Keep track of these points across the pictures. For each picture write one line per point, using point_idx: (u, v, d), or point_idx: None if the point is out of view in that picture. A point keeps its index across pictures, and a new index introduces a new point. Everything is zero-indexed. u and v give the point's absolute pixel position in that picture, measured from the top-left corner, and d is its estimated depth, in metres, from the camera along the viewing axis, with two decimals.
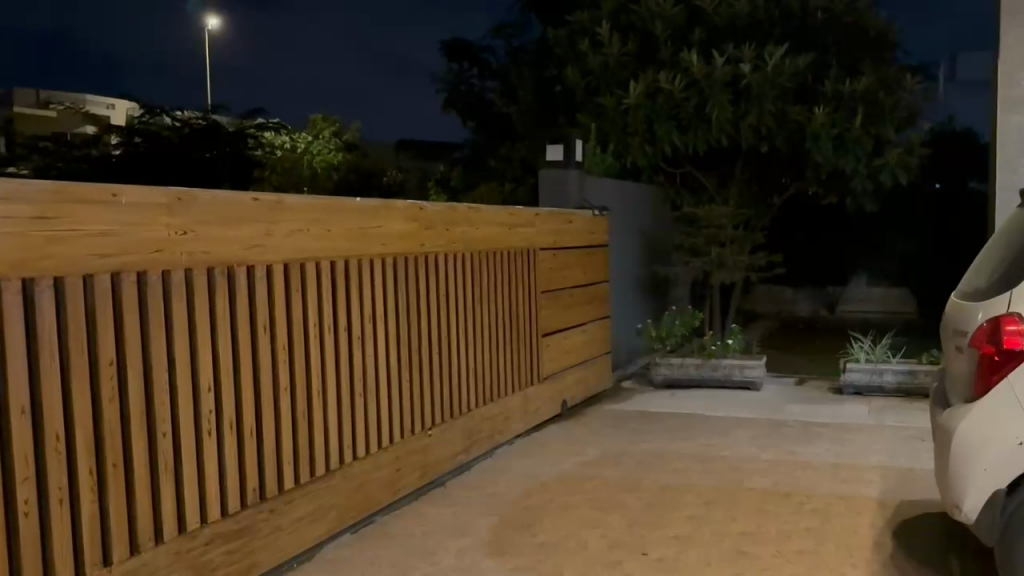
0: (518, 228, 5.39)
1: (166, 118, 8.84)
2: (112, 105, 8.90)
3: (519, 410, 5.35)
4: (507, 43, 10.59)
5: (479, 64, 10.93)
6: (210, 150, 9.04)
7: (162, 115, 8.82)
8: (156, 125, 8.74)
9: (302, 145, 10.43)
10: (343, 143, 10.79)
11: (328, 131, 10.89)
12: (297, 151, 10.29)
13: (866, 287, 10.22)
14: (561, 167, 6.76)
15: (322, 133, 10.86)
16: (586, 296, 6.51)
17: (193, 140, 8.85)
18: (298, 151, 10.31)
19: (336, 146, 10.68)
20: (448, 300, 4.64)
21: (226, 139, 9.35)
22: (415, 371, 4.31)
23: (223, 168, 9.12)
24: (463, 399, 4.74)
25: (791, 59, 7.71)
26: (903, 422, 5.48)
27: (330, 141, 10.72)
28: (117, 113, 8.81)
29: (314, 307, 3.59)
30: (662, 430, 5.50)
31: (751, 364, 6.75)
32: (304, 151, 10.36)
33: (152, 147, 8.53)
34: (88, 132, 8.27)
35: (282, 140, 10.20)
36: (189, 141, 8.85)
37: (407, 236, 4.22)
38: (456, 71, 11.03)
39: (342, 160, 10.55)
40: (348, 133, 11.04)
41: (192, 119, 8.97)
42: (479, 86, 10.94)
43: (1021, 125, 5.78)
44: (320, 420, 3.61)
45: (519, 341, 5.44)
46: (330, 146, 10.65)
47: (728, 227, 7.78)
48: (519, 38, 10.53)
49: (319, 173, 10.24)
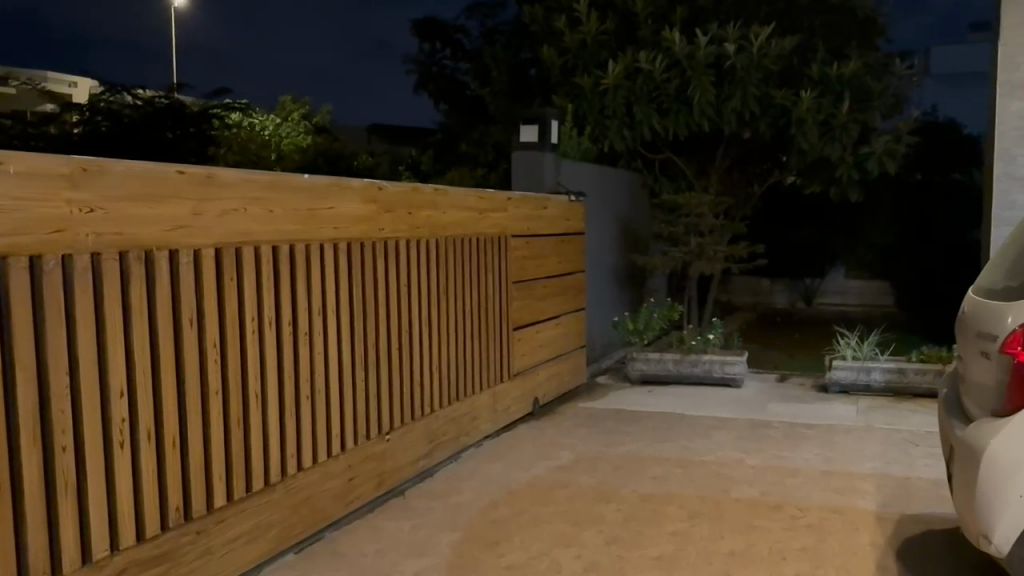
0: (489, 213, 4.98)
1: (127, 96, 8.45)
2: (75, 82, 8.78)
3: (487, 409, 4.96)
4: (482, 23, 10.22)
5: (452, 44, 10.53)
6: (173, 129, 8.75)
7: (124, 92, 8.45)
8: (117, 103, 8.35)
9: (271, 126, 9.95)
10: (312, 127, 10.45)
11: (297, 113, 10.43)
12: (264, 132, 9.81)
13: (843, 280, 10.06)
14: (537, 149, 6.35)
15: (291, 115, 10.36)
16: (562, 287, 6.15)
17: (154, 117, 8.55)
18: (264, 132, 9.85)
19: (306, 129, 10.27)
20: (410, 290, 4.22)
21: (190, 118, 8.96)
22: (372, 368, 3.89)
23: (186, 149, 8.84)
24: (427, 398, 4.33)
25: (778, 40, 7.33)
26: (894, 425, 5.18)
27: (299, 124, 10.26)
28: (79, 93, 8.61)
29: (252, 297, 3.15)
30: (640, 431, 5.15)
31: (733, 360, 6.41)
32: (270, 133, 9.88)
33: (121, 128, 8.26)
34: (49, 109, 8.03)
35: (247, 120, 9.69)
36: (154, 115, 8.58)
37: (364, 218, 3.79)
38: (428, 51, 10.64)
39: (306, 141, 10.07)
40: (318, 116, 10.67)
41: (154, 97, 8.61)
42: (452, 68, 10.55)
43: (1019, 111, 5.39)
44: (257, 425, 3.19)
45: (489, 335, 5.03)
46: (299, 130, 10.19)
47: (709, 215, 7.42)
48: (493, 18, 10.17)
49: (285, 153, 9.78)
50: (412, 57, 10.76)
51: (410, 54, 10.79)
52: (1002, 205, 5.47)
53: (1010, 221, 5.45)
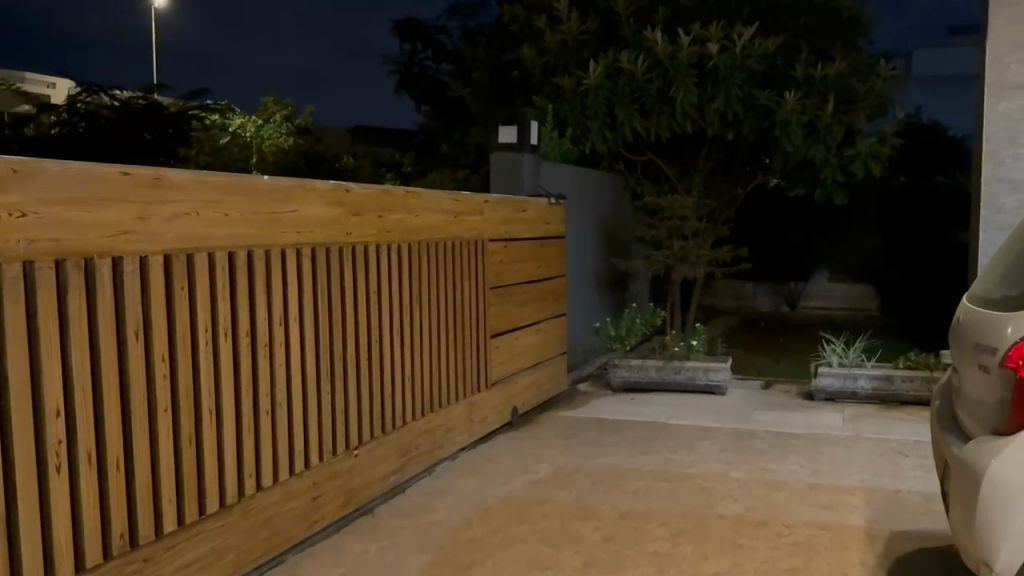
0: (464, 215, 4.79)
1: (105, 97, 8.17)
2: (54, 83, 8.53)
3: (463, 420, 4.77)
4: (462, 23, 10.05)
5: (433, 45, 10.37)
6: (152, 130, 8.42)
7: (101, 93, 8.18)
8: (94, 104, 8.07)
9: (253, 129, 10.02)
10: (295, 127, 10.37)
11: (280, 115, 10.45)
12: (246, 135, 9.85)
13: (828, 282, 9.89)
14: (516, 150, 6.18)
15: (274, 117, 10.41)
16: (542, 292, 5.98)
17: (132, 117, 8.24)
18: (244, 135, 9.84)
19: (289, 131, 10.25)
20: (381, 297, 4.02)
21: (170, 119, 8.62)
22: (340, 379, 3.70)
23: (165, 149, 8.54)
24: (399, 410, 4.14)
25: (761, 40, 7.18)
26: (881, 434, 5.04)
27: (282, 125, 10.29)
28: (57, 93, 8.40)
29: (206, 307, 2.95)
30: (622, 442, 4.98)
31: (716, 367, 6.27)
32: (251, 136, 9.88)
33: (98, 130, 8.04)
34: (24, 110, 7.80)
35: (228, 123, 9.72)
36: (132, 117, 8.22)
37: (330, 221, 3.59)
38: (409, 52, 10.46)
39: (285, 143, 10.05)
40: (301, 117, 10.58)
41: (133, 98, 8.31)
42: (434, 69, 10.39)
43: (1007, 112, 5.27)
44: (212, 442, 2.99)
45: (465, 342, 4.85)
46: (281, 132, 10.20)
47: (692, 219, 7.27)
48: (474, 19, 10.06)
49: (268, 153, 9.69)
50: (392, 57, 10.61)
51: (391, 55, 10.62)
52: (991, 209, 5.36)
53: (998, 224, 5.34)
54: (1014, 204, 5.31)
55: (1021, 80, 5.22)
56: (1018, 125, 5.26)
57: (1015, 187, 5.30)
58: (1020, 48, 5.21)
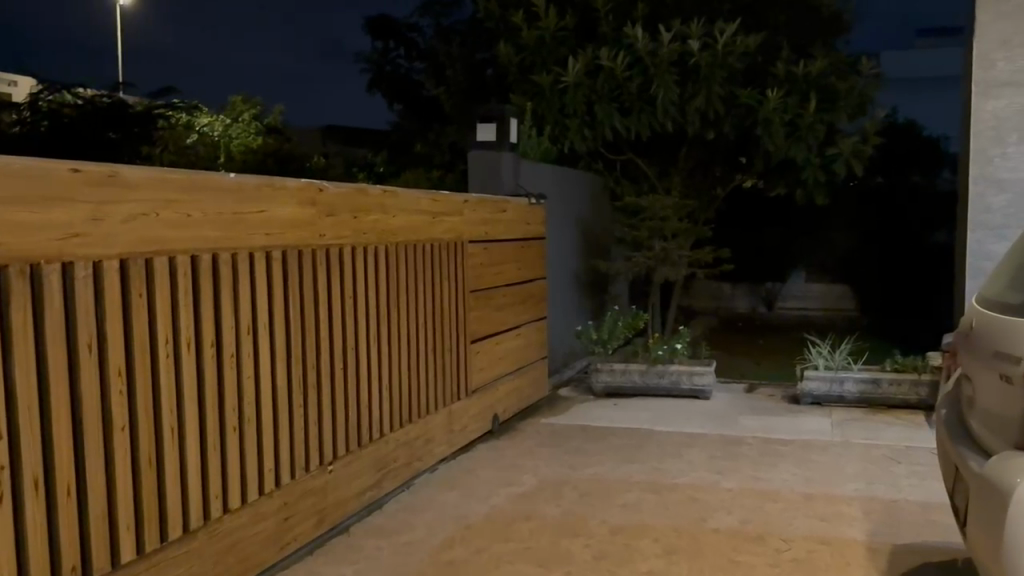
0: (442, 216, 4.58)
1: (69, 95, 7.77)
2: (14, 82, 8.16)
3: (443, 430, 4.57)
4: (435, 21, 9.84)
5: (406, 43, 10.12)
6: (116, 129, 8.11)
7: (64, 91, 7.78)
8: (58, 102, 7.66)
9: (221, 129, 9.81)
10: (265, 126, 10.15)
11: (248, 114, 10.18)
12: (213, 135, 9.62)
13: (804, 284, 9.91)
14: (495, 149, 5.99)
15: (243, 115, 10.14)
16: (523, 295, 5.79)
17: (96, 116, 7.91)
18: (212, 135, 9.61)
19: (257, 129, 10.03)
20: (357, 303, 3.80)
21: (134, 118, 8.35)
22: (313, 391, 3.47)
23: (129, 149, 8.24)
24: (376, 422, 3.93)
25: (743, 37, 7.04)
26: (872, 439, 4.93)
27: (250, 124, 10.06)
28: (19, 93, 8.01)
29: (166, 317, 2.72)
30: (608, 451, 4.80)
31: (701, 371, 6.12)
32: (219, 136, 9.69)
33: (62, 129, 7.65)
34: None
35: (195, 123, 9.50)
36: (94, 115, 7.89)
37: (302, 223, 3.37)
38: (381, 50, 10.21)
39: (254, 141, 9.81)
40: (271, 116, 10.33)
41: (98, 95, 7.95)
42: (407, 67, 10.13)
43: (995, 111, 5.19)
44: (174, 463, 2.76)
45: (444, 349, 4.64)
46: (250, 130, 9.97)
47: (673, 219, 7.10)
48: (447, 16, 9.82)
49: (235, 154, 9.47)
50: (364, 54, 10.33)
51: (362, 52, 10.36)
52: (978, 209, 5.28)
53: (986, 224, 5.27)
54: (1002, 204, 5.24)
55: (1009, 78, 5.15)
56: (1004, 124, 5.19)
57: (1003, 186, 5.22)
58: (1007, 46, 5.13)
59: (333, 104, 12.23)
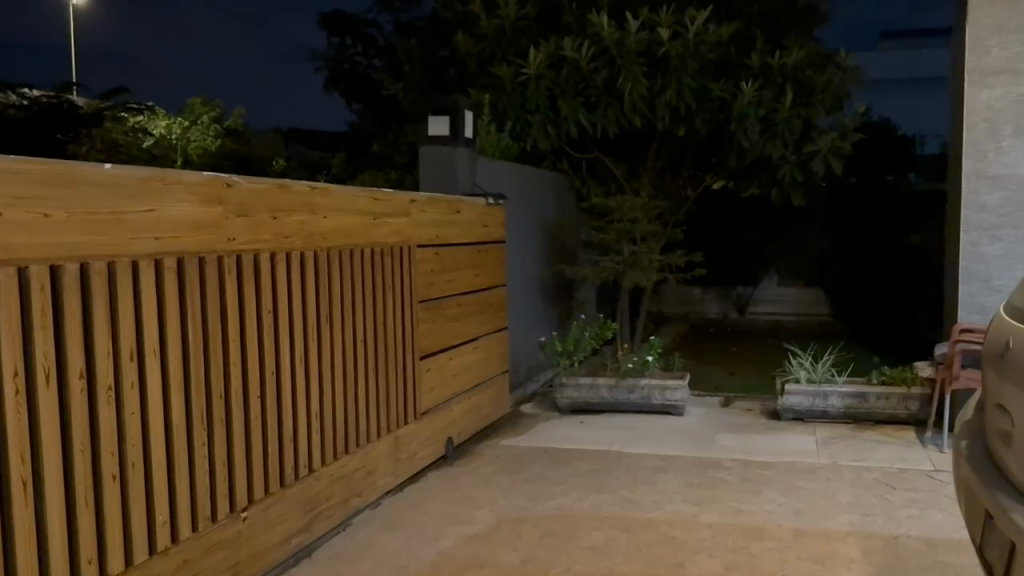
0: (385, 217, 4.04)
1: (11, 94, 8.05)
2: None
3: (387, 459, 4.03)
4: (394, 18, 9.25)
5: (365, 40, 9.54)
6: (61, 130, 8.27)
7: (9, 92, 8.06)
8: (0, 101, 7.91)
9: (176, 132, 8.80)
10: (224, 129, 9.18)
11: (207, 115, 9.18)
12: (166, 138, 8.66)
13: (777, 287, 9.52)
14: (448, 143, 5.46)
15: (201, 117, 9.13)
16: (479, 304, 5.26)
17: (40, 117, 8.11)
18: (167, 137, 8.70)
19: (216, 132, 9.04)
20: (280, 318, 3.25)
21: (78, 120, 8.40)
22: (221, 425, 2.92)
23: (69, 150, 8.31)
24: (304, 456, 3.39)
25: (715, 26, 6.62)
26: (862, 461, 4.49)
27: (209, 127, 9.05)
28: None
29: (13, 343, 2.14)
30: (574, 478, 4.30)
31: (673, 385, 5.64)
32: (176, 138, 8.72)
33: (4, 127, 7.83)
34: None
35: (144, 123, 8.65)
36: (40, 117, 8.12)
37: (204, 224, 2.82)
38: (338, 46, 9.62)
39: (216, 145, 8.91)
40: (230, 119, 9.38)
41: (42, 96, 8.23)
42: (365, 65, 9.56)
43: (989, 101, 4.81)
44: (26, 527, 2.19)
45: (389, 368, 4.09)
46: (210, 133, 8.98)
47: (644, 220, 6.64)
48: (406, 13, 9.20)
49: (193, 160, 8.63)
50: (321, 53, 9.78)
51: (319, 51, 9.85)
52: (972, 208, 4.89)
53: (982, 224, 4.88)
54: (997, 202, 4.85)
55: (1004, 66, 4.77)
56: (999, 115, 4.81)
57: (998, 183, 4.84)
58: (1001, 31, 4.76)
59: (287, 103, 11.57)
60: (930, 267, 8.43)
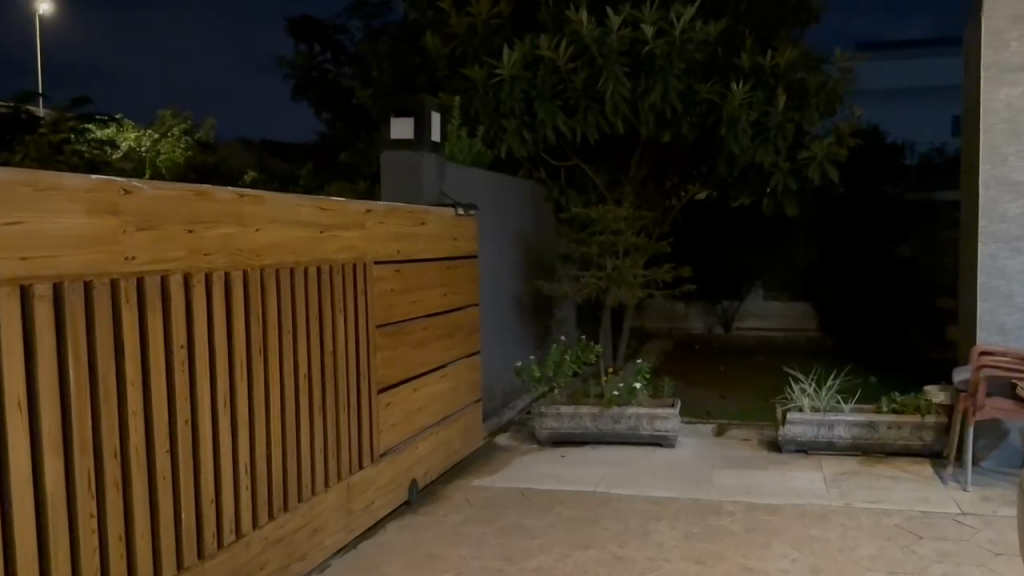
0: (334, 229, 3.48)
1: None
2: None
3: (337, 512, 3.47)
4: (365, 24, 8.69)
5: (333, 47, 8.99)
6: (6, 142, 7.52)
7: None
8: None
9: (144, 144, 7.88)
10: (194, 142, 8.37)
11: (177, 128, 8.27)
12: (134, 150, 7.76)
13: (763, 301, 9.12)
14: (413, 148, 4.92)
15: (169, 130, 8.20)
16: (448, 326, 4.71)
17: None
18: (136, 149, 7.80)
19: (187, 146, 8.21)
20: (199, 354, 2.68)
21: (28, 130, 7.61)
22: (115, 491, 2.34)
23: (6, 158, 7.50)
24: (229, 519, 2.82)
25: (702, 24, 6.15)
26: (879, 503, 3.98)
27: (180, 140, 8.17)
28: None
29: None
30: (556, 529, 3.74)
31: (663, 414, 5.11)
32: (146, 151, 7.82)
33: None
34: None
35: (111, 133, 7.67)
36: None
37: (92, 240, 2.25)
38: (305, 54, 9.07)
39: (186, 158, 8.05)
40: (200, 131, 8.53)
41: None
42: (335, 73, 9.01)
43: (1014, 99, 4.36)
44: None
45: (339, 404, 3.53)
46: (181, 146, 8.12)
47: (628, 232, 6.13)
48: (379, 19, 8.67)
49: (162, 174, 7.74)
50: (287, 60, 9.19)
51: (287, 58, 9.24)
52: (991, 217, 4.44)
53: (1004, 235, 4.43)
54: (1019, 211, 4.40)
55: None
56: (1021, 115, 4.37)
57: (1019, 190, 4.39)
58: (1020, 22, 4.32)
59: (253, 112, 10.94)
60: (925, 280, 8.08)
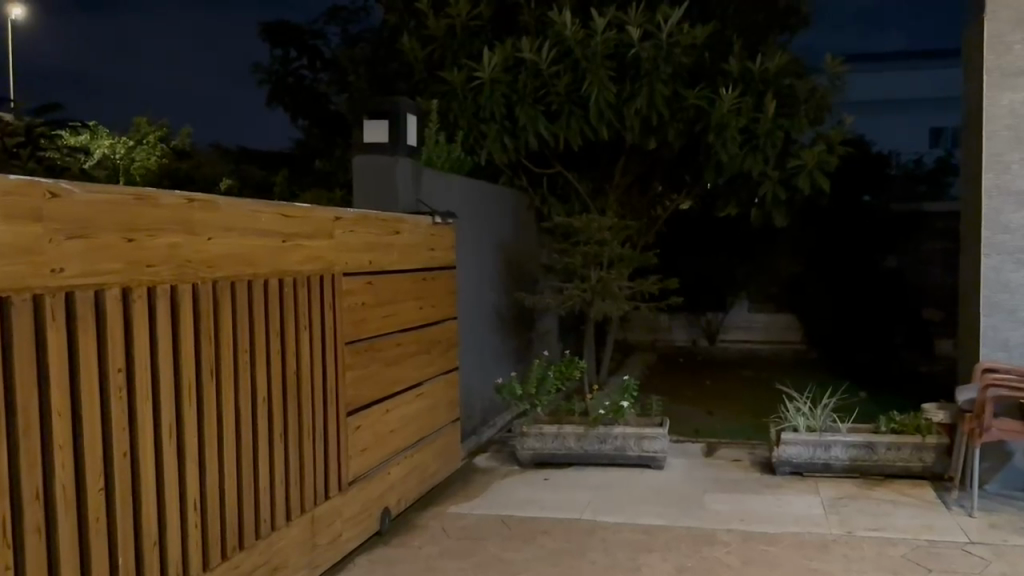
0: (299, 238, 3.20)
1: None
2: None
3: (298, 548, 3.17)
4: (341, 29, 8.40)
5: (311, 53, 8.67)
6: None
7: None
8: None
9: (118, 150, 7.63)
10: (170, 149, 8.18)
11: (153, 135, 8.08)
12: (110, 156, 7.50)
13: (748, 313, 8.88)
14: (387, 153, 4.65)
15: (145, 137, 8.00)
16: (424, 341, 4.43)
17: None
18: (109, 156, 7.53)
19: (163, 152, 8.01)
20: (140, 377, 2.38)
21: None
22: (37, 537, 2.03)
23: None
24: (175, 562, 2.52)
25: (689, 27, 5.94)
26: (881, 531, 3.74)
27: (156, 147, 7.97)
28: None
29: None
30: (538, 563, 3.46)
31: (651, 434, 4.85)
32: (119, 158, 7.57)
33: None
34: None
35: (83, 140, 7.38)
36: None
37: (11, 249, 1.95)
38: (280, 59, 8.71)
39: (159, 164, 7.81)
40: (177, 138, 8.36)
41: None
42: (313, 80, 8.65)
43: (1020, 105, 4.18)
44: None
45: (302, 430, 3.23)
46: (155, 152, 7.91)
47: (613, 242, 5.89)
48: (356, 24, 8.36)
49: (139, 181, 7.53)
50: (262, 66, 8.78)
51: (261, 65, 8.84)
52: (995, 229, 4.24)
53: (1008, 246, 4.23)
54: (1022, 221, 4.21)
55: None
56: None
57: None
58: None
59: None
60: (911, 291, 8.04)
